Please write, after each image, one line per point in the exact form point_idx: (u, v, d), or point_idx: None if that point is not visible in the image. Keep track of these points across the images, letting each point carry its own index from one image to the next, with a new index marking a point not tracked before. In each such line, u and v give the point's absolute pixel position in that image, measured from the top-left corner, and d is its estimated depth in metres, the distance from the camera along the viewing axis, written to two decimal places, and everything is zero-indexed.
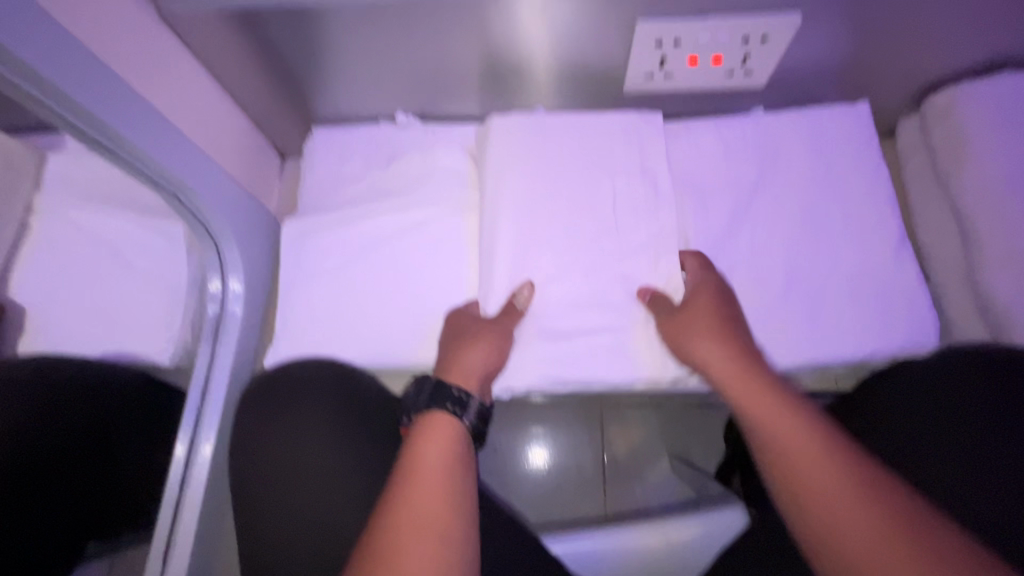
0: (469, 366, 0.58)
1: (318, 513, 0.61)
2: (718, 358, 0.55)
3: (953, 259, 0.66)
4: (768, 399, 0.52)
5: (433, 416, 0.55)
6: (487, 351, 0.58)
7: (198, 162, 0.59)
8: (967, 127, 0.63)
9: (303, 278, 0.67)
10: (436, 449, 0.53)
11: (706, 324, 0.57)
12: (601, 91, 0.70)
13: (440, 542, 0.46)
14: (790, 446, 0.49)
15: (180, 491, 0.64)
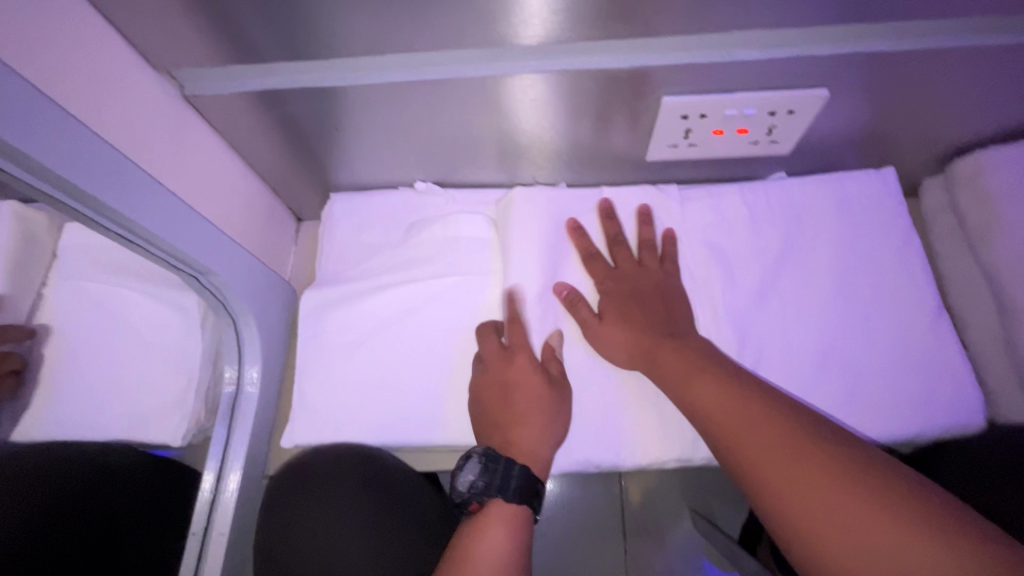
0: (534, 439, 0.56)
1: None
2: (626, 334, 0.59)
3: (990, 326, 0.64)
4: (666, 354, 0.55)
5: (508, 515, 0.52)
6: (550, 421, 0.57)
7: (215, 240, 0.58)
8: (996, 195, 0.62)
9: (322, 352, 0.66)
10: (496, 551, 0.49)
11: (612, 315, 0.60)
12: (623, 159, 0.69)
13: None
14: (692, 390, 0.52)
15: (205, 529, 0.64)
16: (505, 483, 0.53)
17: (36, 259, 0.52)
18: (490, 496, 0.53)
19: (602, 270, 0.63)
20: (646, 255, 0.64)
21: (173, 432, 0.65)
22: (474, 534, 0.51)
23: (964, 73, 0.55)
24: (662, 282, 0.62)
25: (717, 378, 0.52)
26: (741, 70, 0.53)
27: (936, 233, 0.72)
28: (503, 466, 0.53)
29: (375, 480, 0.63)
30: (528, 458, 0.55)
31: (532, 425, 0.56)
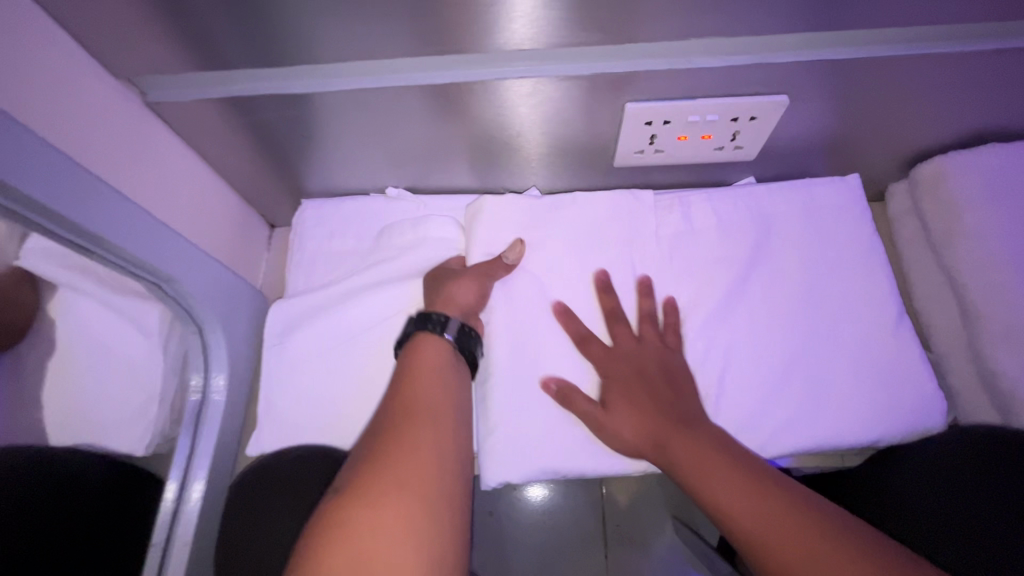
0: (460, 301, 0.59)
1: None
2: (635, 420, 0.56)
3: (953, 330, 0.65)
4: (683, 443, 0.53)
5: (435, 340, 0.56)
6: (472, 284, 0.61)
7: (181, 249, 0.57)
8: (958, 200, 0.63)
9: (288, 360, 0.65)
10: (435, 363, 0.54)
11: (618, 402, 0.57)
12: (593, 163, 0.69)
13: (438, 419, 0.49)
14: (714, 488, 0.49)
15: (166, 545, 0.62)
16: (427, 321, 0.57)
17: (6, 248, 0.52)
18: (416, 334, 0.57)
19: (599, 349, 0.60)
20: (643, 327, 0.61)
21: (136, 442, 0.66)
22: (410, 357, 0.55)
23: (920, 81, 0.56)
24: (663, 362, 0.59)
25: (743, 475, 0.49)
26: (702, 76, 0.54)
27: (901, 238, 0.73)
28: (426, 313, 0.58)
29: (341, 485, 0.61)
30: (441, 304, 0.59)
31: (459, 292, 0.60)
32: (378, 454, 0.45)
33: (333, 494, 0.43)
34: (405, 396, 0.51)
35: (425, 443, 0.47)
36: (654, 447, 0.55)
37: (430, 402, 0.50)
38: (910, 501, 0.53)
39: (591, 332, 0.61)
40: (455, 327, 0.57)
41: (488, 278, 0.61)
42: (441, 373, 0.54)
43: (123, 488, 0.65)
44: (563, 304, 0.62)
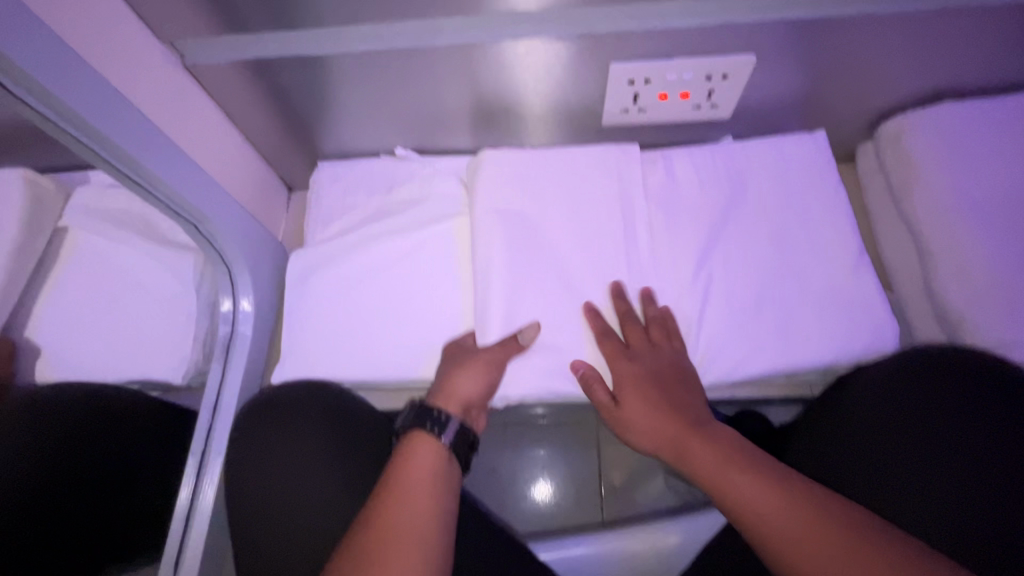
0: (461, 398, 0.61)
1: (306, 486, 0.67)
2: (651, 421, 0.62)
3: (912, 271, 0.72)
4: (698, 444, 0.59)
5: (430, 443, 0.60)
6: (478, 375, 0.62)
7: (213, 193, 0.65)
8: (916, 152, 0.70)
9: (307, 300, 0.71)
10: (427, 468, 0.58)
11: (634, 400, 0.63)
12: (583, 123, 0.76)
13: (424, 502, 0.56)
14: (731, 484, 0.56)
15: (187, 522, 0.67)
16: (426, 419, 0.61)
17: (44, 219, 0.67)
18: (411, 429, 0.61)
19: (614, 349, 0.64)
20: (653, 330, 0.65)
21: (174, 370, 0.72)
22: (402, 465, 0.59)
23: (873, 41, 0.63)
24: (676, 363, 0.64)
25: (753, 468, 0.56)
26: (674, 37, 0.61)
27: (869, 193, 0.80)
28: (425, 410, 0.62)
29: (340, 415, 0.68)
30: (444, 400, 0.62)
31: (461, 387, 0.61)
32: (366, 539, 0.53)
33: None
34: (397, 483, 0.57)
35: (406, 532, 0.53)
36: (671, 446, 0.61)
37: (418, 489, 0.57)
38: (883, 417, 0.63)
39: (610, 329, 0.65)
40: (453, 429, 0.61)
41: (494, 369, 0.62)
42: (433, 478, 0.58)
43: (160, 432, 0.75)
44: (593, 306, 0.66)
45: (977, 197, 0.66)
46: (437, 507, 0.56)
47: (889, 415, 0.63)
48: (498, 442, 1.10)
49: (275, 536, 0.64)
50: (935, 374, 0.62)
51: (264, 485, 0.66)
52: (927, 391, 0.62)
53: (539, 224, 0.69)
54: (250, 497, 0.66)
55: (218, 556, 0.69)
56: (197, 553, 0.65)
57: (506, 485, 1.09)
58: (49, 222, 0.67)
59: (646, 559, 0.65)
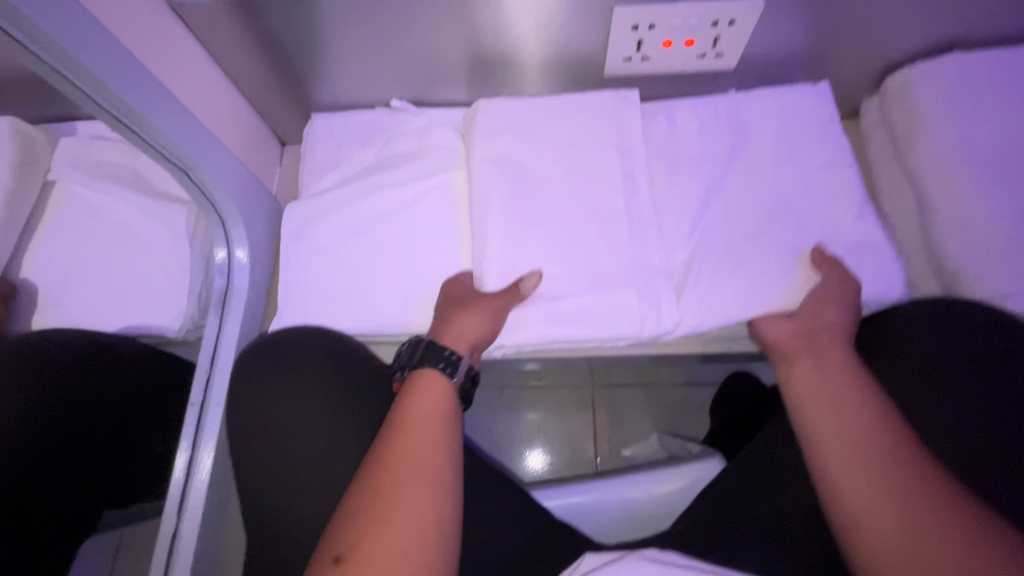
0: (470, 339, 0.62)
1: (314, 432, 0.66)
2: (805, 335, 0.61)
3: (912, 226, 0.71)
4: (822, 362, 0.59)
5: (441, 378, 0.61)
6: (487, 319, 0.62)
7: (206, 139, 0.63)
8: (921, 103, 0.69)
9: (303, 253, 0.71)
10: (430, 405, 0.59)
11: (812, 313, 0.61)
12: (584, 73, 0.74)
13: (436, 427, 0.57)
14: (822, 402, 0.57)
15: (186, 476, 0.67)
16: (439, 358, 0.61)
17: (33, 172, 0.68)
18: (422, 368, 0.62)
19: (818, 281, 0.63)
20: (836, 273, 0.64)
21: (170, 318, 0.70)
22: (405, 401, 0.59)
23: None
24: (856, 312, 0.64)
25: (859, 417, 0.55)
26: None
27: (872, 148, 0.79)
28: (437, 346, 0.62)
29: (339, 366, 0.68)
30: (454, 338, 0.61)
31: (473, 327, 0.61)
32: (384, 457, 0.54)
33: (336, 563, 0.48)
34: (410, 414, 0.58)
35: (423, 450, 0.55)
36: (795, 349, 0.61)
37: (424, 416, 0.58)
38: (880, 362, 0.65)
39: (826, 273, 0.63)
40: (463, 370, 0.62)
41: (500, 314, 0.63)
42: (436, 413, 0.59)
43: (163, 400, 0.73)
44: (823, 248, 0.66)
45: (981, 149, 0.66)
46: (446, 443, 0.57)
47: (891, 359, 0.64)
48: (495, 403, 1.11)
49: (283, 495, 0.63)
50: (934, 316, 0.63)
51: (275, 430, 0.66)
52: (918, 334, 0.64)
53: (539, 175, 0.68)
54: (260, 441, 0.66)
55: (221, 506, 0.70)
56: (199, 505, 0.66)
57: (506, 445, 1.10)
58: (40, 172, 0.69)
59: (612, 511, 0.67)
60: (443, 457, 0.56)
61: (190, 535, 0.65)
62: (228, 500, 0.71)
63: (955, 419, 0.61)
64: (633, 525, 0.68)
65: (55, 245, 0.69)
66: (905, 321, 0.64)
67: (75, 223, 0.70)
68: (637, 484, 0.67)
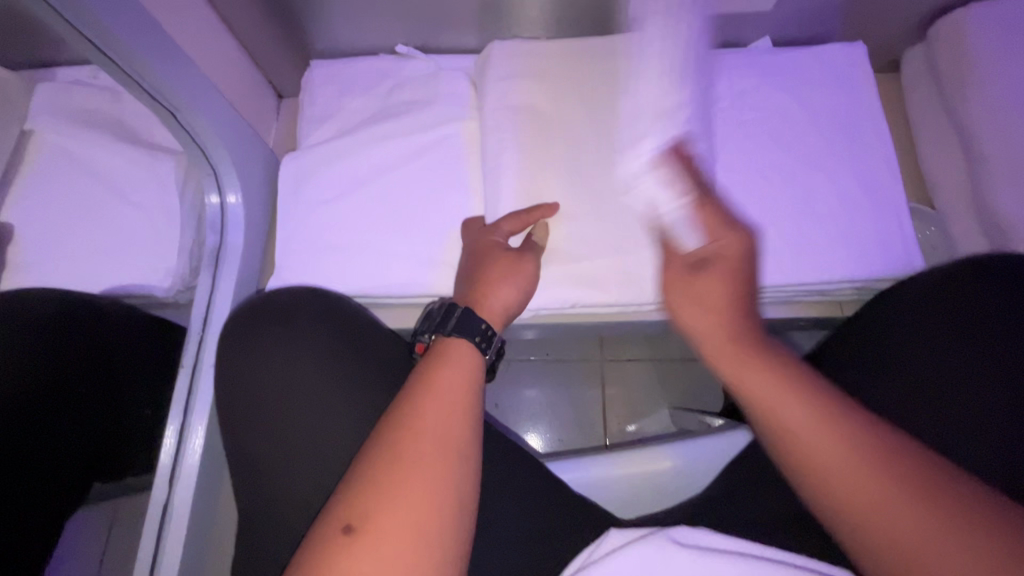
0: (503, 307, 0.57)
1: (298, 399, 0.58)
2: (709, 328, 0.53)
3: (958, 185, 0.66)
4: (751, 373, 0.50)
5: (474, 356, 0.53)
6: (519, 284, 0.57)
7: (198, 80, 0.57)
8: (975, 49, 0.63)
9: (301, 209, 0.65)
10: (461, 376, 0.51)
11: (694, 303, 0.54)
12: (608, 15, 0.68)
13: (463, 399, 0.50)
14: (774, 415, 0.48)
15: (178, 446, 0.62)
16: (474, 332, 0.54)
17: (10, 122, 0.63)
18: (456, 340, 0.53)
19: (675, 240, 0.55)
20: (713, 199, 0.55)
21: (159, 278, 0.65)
22: (433, 367, 0.51)
23: None
24: (735, 256, 0.54)
25: (806, 426, 0.46)
26: None
27: (913, 102, 0.73)
28: (474, 319, 0.54)
29: (340, 325, 0.61)
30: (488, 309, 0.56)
31: (506, 295, 0.56)
32: (398, 428, 0.47)
33: (344, 534, 0.42)
34: (434, 381, 0.50)
35: (444, 424, 0.47)
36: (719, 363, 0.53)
37: (450, 385, 0.50)
38: (938, 325, 0.55)
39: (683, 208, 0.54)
40: (497, 346, 0.56)
41: (532, 277, 0.58)
42: (466, 384, 0.51)
43: (150, 364, 0.69)
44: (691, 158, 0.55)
45: None
46: (473, 419, 0.49)
47: (947, 320, 0.55)
48: (500, 376, 1.07)
49: (255, 467, 0.57)
50: (991, 272, 0.55)
51: (254, 395, 0.59)
52: (976, 291, 0.55)
53: (558, 125, 0.63)
54: (240, 407, 0.59)
55: (215, 477, 0.66)
56: (192, 476, 0.62)
57: (512, 420, 1.06)
58: (17, 122, 0.63)
59: (641, 481, 0.63)
60: (466, 434, 0.48)
61: (183, 507, 0.61)
62: (220, 470, 0.67)
63: (978, 391, 0.52)
64: (660, 497, 0.64)
65: (27, 196, 0.63)
66: (913, 291, 0.57)
67: (53, 174, 0.64)
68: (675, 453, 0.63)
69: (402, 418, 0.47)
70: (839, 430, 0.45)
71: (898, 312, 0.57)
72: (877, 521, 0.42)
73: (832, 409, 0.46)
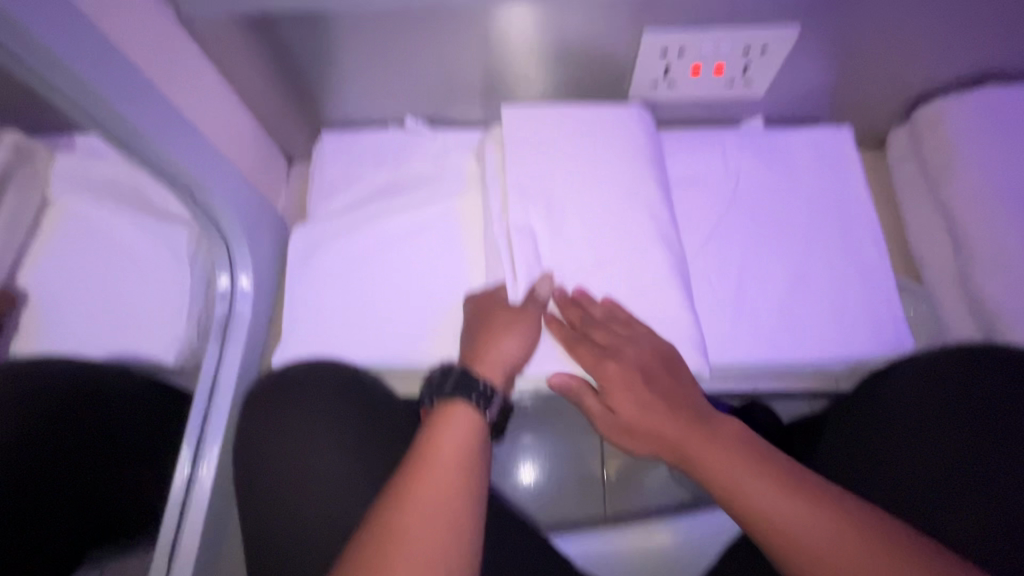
0: (504, 366, 0.57)
1: (313, 472, 0.60)
2: (656, 420, 0.57)
3: (946, 263, 0.69)
4: (706, 449, 0.53)
5: (474, 414, 0.54)
6: (518, 339, 0.58)
7: (213, 160, 0.60)
8: (953, 135, 0.67)
9: (309, 279, 0.67)
10: (457, 450, 0.51)
11: (631, 402, 0.58)
12: (607, 96, 0.71)
13: (460, 470, 0.50)
14: (743, 493, 0.50)
15: (180, 518, 0.62)
16: (471, 391, 0.54)
17: (32, 193, 0.66)
18: (452, 400, 0.54)
19: (592, 354, 0.59)
20: (617, 327, 0.58)
21: (163, 349, 0.65)
22: (433, 434, 0.52)
23: (925, 13, 0.59)
24: (656, 355, 0.57)
25: (771, 499, 0.49)
26: (715, 1, 0.57)
27: (899, 180, 0.76)
28: (471, 379, 0.55)
29: (344, 400, 0.62)
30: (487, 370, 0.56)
31: (505, 353, 0.57)
32: (394, 501, 0.47)
33: None
34: (434, 450, 0.51)
35: (439, 498, 0.48)
36: (673, 449, 0.56)
37: (447, 456, 0.50)
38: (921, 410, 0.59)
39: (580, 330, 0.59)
40: (498, 404, 0.55)
41: (532, 330, 0.59)
42: (464, 453, 0.51)
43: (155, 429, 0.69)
44: (612, 302, 0.59)
45: (1016, 184, 0.64)
46: (467, 494, 0.49)
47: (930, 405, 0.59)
48: None
49: (267, 541, 0.58)
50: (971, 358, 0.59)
51: (268, 468, 0.61)
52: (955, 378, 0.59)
53: None
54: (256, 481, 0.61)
55: (216, 547, 0.65)
56: (193, 549, 0.61)
57: None
58: (38, 192, 0.66)
59: (648, 557, 0.63)
60: (462, 508, 0.48)
61: None
62: (221, 539, 0.67)
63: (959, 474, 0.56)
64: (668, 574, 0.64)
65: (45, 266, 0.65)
66: (901, 377, 0.60)
67: (68, 245, 0.66)
68: (693, 525, 0.64)
69: (398, 491, 0.48)
70: (800, 500, 0.48)
71: (883, 397, 0.60)
72: None
73: (794, 483, 0.50)
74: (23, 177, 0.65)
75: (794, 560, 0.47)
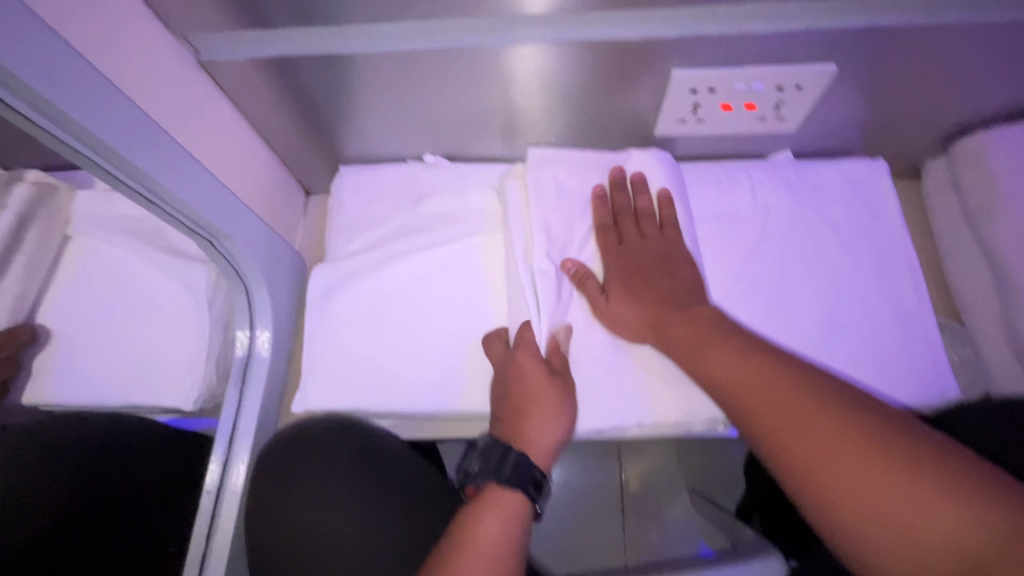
0: (546, 447, 0.55)
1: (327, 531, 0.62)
2: (639, 315, 0.59)
3: (989, 305, 0.66)
4: (675, 324, 0.57)
5: (519, 501, 0.53)
6: (557, 418, 0.55)
7: (230, 206, 0.59)
8: (998, 174, 0.63)
9: (328, 322, 0.66)
10: (498, 536, 0.49)
11: (629, 296, 0.59)
12: (632, 131, 0.69)
13: (501, 560, 0.48)
14: (707, 359, 0.53)
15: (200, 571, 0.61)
16: (527, 481, 0.53)
17: (53, 231, 0.61)
18: (504, 485, 0.53)
19: (607, 241, 0.63)
20: (647, 221, 0.63)
21: (183, 399, 0.66)
22: (476, 518, 0.51)
23: (976, 55, 0.55)
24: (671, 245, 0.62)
25: (736, 361, 0.52)
26: (751, 45, 0.54)
27: (936, 214, 0.74)
28: (529, 465, 0.53)
29: (365, 459, 0.64)
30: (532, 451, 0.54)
31: (546, 432, 0.55)
32: None
33: None
34: (476, 537, 0.49)
35: None
36: (648, 330, 0.58)
37: (489, 544, 0.49)
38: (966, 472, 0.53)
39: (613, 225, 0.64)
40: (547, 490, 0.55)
41: (573, 404, 0.57)
42: (506, 544, 0.49)
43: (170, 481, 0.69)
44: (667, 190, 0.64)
45: None
46: None
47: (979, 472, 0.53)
48: None
49: None
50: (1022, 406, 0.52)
51: (282, 521, 0.62)
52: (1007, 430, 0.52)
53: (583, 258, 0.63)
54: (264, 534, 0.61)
55: None
56: None
57: None
58: (62, 226, 0.61)
59: None
60: None
61: None
62: None
63: None
64: None
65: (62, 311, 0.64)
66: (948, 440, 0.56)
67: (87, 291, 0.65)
68: None
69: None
70: (765, 363, 0.51)
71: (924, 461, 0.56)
72: (819, 446, 0.44)
73: (764, 354, 0.52)
74: (43, 216, 0.59)
75: (755, 412, 0.49)
